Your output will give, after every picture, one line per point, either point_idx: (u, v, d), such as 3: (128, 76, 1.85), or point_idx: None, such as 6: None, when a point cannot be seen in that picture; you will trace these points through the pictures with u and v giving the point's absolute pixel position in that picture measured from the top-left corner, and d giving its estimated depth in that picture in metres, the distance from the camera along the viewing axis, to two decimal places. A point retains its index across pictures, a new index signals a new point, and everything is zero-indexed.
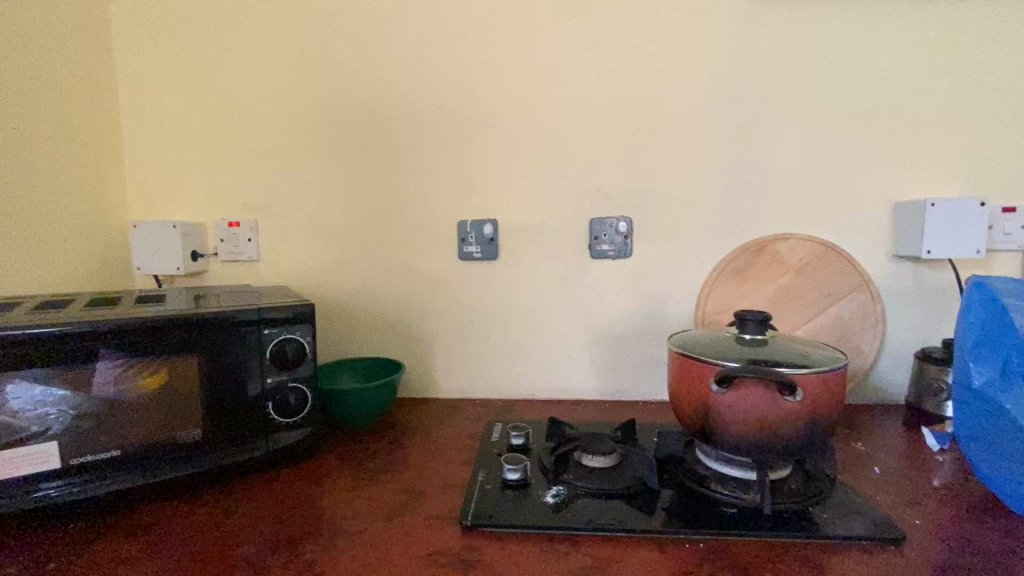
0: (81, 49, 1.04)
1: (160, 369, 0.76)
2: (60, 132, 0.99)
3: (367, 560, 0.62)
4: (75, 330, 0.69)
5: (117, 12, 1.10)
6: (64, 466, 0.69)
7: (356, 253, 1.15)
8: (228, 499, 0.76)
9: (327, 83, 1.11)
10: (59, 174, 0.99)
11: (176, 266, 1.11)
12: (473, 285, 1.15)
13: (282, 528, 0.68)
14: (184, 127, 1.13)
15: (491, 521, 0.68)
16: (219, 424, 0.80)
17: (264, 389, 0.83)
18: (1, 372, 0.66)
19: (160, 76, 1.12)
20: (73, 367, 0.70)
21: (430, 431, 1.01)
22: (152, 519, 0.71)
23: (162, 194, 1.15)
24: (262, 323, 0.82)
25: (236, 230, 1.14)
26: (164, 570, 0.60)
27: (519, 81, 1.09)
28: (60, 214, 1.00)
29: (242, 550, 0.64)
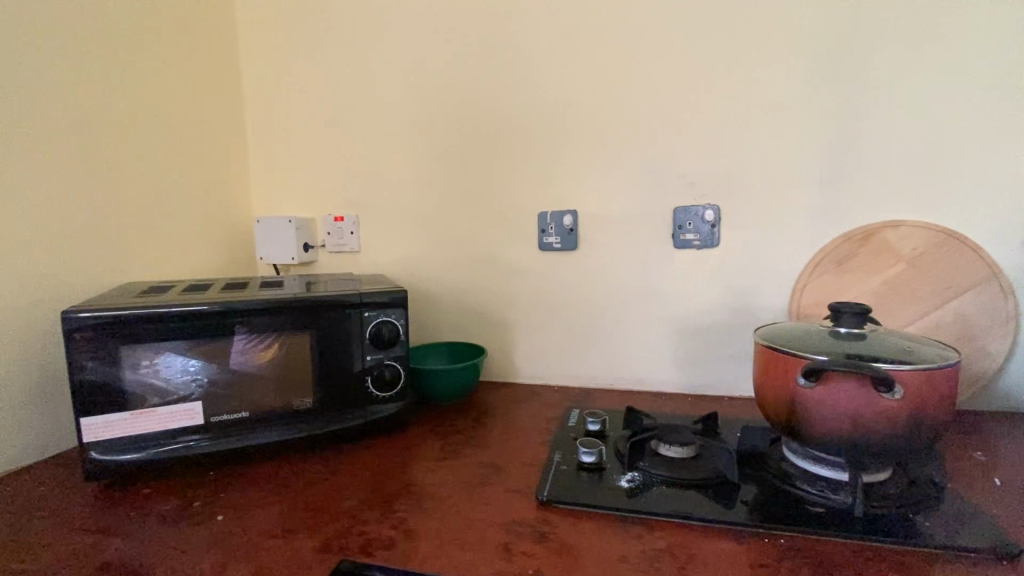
0: (219, 71, 1.21)
1: (278, 345, 0.88)
2: (201, 140, 1.16)
3: (451, 522, 0.68)
4: (215, 309, 0.82)
5: (244, 36, 1.27)
6: (206, 423, 0.82)
7: (443, 244, 1.23)
8: (333, 460, 0.86)
9: (419, 84, 1.19)
10: (202, 177, 1.16)
11: (291, 255, 1.25)
12: (553, 274, 1.18)
13: (378, 488, 0.76)
14: (297, 133, 1.27)
15: (565, 499, 0.72)
16: (326, 394, 0.90)
17: (364, 365, 0.92)
18: (159, 343, 0.80)
19: (278, 90, 1.27)
20: (213, 340, 0.83)
21: (510, 413, 1.06)
22: (272, 473, 0.82)
23: (280, 193, 1.30)
24: (363, 306, 0.91)
25: (340, 224, 1.27)
26: (283, 514, 0.70)
27: (600, 71, 1.10)
28: (202, 211, 1.17)
29: (345, 503, 0.72)
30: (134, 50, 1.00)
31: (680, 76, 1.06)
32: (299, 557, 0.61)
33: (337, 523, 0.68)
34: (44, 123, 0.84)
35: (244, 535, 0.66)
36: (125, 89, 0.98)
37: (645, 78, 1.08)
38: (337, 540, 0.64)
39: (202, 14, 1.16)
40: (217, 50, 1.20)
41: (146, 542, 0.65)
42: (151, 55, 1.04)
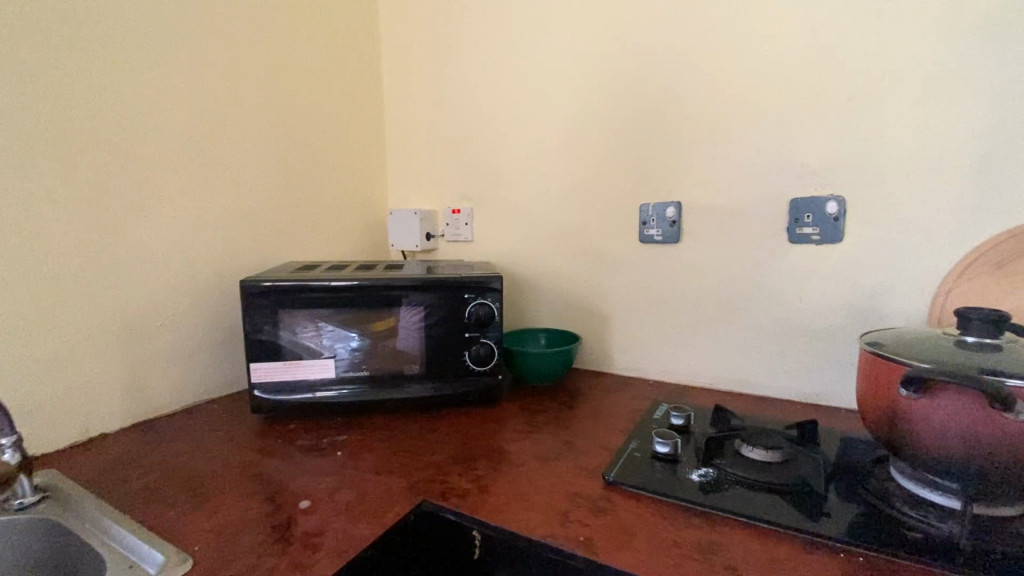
0: (364, 82, 1.41)
1: (393, 318, 1.02)
2: (349, 144, 1.37)
3: (519, 485, 0.75)
4: (346, 285, 0.98)
5: (385, 50, 1.45)
6: (336, 378, 0.99)
7: (547, 235, 1.29)
8: (432, 421, 0.98)
9: (530, 83, 1.25)
10: (348, 174, 1.37)
11: (415, 244, 1.41)
12: (654, 267, 1.17)
13: (464, 448, 0.86)
14: (424, 133, 1.42)
15: (630, 482, 0.74)
16: (430, 364, 1.02)
17: (463, 342, 1.03)
18: (305, 309, 0.98)
19: (409, 95, 1.43)
20: (344, 311, 1.00)
21: (599, 400, 1.08)
22: (382, 425, 0.97)
23: (408, 187, 1.47)
24: (464, 289, 1.02)
25: (457, 216, 1.40)
26: (385, 456, 0.84)
27: (712, 57, 1.05)
28: (348, 203, 1.38)
29: (435, 456, 0.83)
30: (298, 71, 1.22)
31: (805, 56, 0.97)
32: (391, 492, 0.73)
33: (425, 470, 0.79)
34: (234, 135, 1.08)
35: (354, 468, 0.80)
36: (290, 104, 1.20)
37: (762, 61, 1.01)
38: (421, 485, 0.75)
39: (352, 33, 1.36)
40: (364, 65, 1.40)
41: (286, 461, 0.83)
42: (310, 74, 1.25)
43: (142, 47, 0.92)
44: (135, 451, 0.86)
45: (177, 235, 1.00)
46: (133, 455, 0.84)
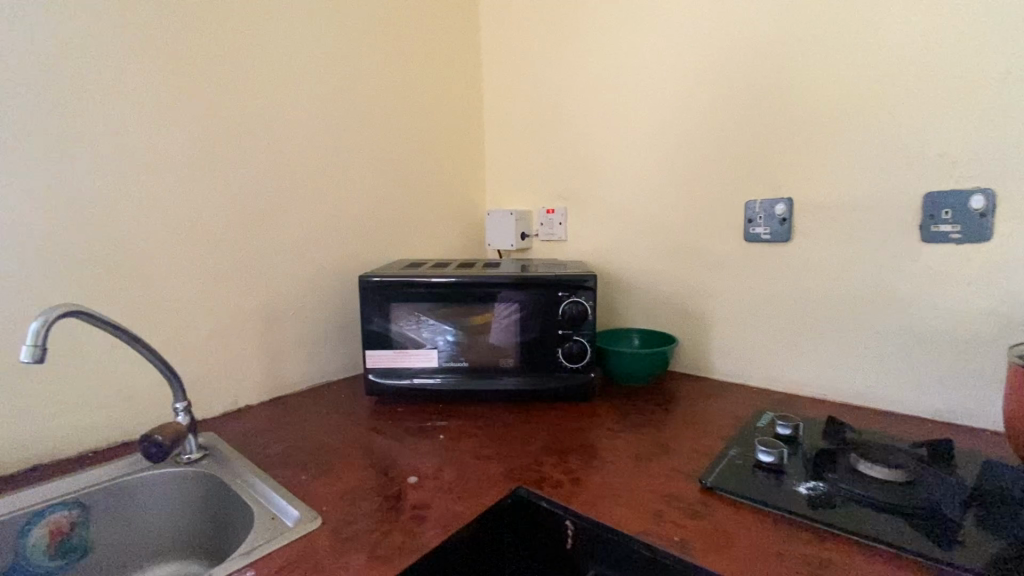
0: (465, 88, 1.46)
1: (489, 313, 1.06)
2: (450, 147, 1.43)
3: (612, 482, 0.75)
4: (446, 281, 1.04)
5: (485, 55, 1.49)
6: (438, 367, 1.06)
7: (643, 234, 1.26)
8: (525, 414, 1.01)
9: (630, 79, 1.23)
10: (449, 177, 1.44)
11: (510, 243, 1.44)
12: (760, 267, 1.10)
13: (557, 441, 0.89)
14: (520, 134, 1.45)
15: (730, 488, 0.71)
16: (523, 359, 1.05)
17: (556, 339, 1.04)
18: (411, 303, 1.06)
19: (507, 98, 1.46)
20: (445, 305, 1.06)
21: (696, 404, 1.05)
22: (479, 414, 1.02)
23: (504, 188, 1.50)
24: (558, 286, 1.03)
25: (551, 216, 1.40)
26: (483, 442, 0.88)
27: (841, 35, 0.96)
28: (450, 204, 1.44)
29: (530, 446, 0.87)
30: (406, 81, 1.30)
31: (950, 32, 0.86)
32: (488, 476, 0.77)
33: (520, 458, 0.82)
34: (351, 145, 1.19)
35: (455, 451, 0.86)
36: (399, 113, 1.29)
37: (897, 40, 0.91)
38: (517, 472, 0.78)
39: (455, 42, 1.42)
40: (465, 71, 1.46)
41: (395, 440, 0.91)
42: (417, 83, 1.33)
43: (276, 73, 1.05)
44: (272, 423, 0.99)
45: (304, 236, 1.12)
46: (271, 426, 0.97)
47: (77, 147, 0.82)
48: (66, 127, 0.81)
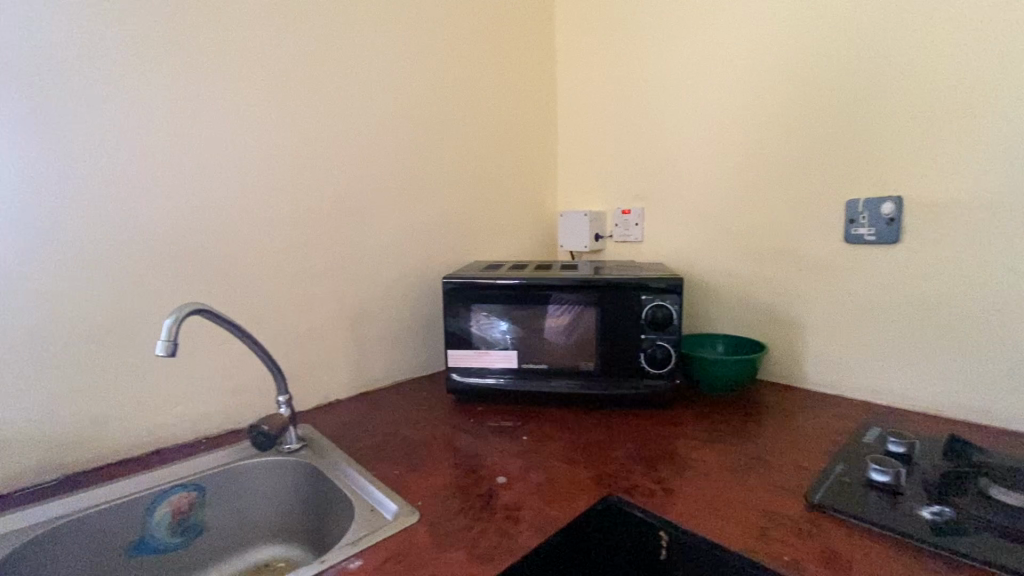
0: (540, 88, 1.45)
1: (569, 316, 1.05)
2: (524, 148, 1.43)
3: (707, 494, 0.73)
4: (527, 283, 1.04)
5: (560, 54, 1.48)
6: (517, 368, 1.06)
7: (728, 235, 1.21)
8: (607, 419, 1.00)
9: (716, 74, 1.18)
10: (523, 178, 1.43)
11: (584, 245, 1.42)
12: (862, 271, 1.03)
13: (644, 448, 0.87)
14: (596, 134, 1.42)
15: (840, 508, 0.67)
16: (604, 363, 1.03)
17: (639, 344, 1.02)
18: (491, 304, 1.06)
19: (583, 97, 1.44)
20: (525, 306, 1.06)
21: (790, 416, 0.99)
22: (560, 417, 1.01)
23: (577, 189, 1.48)
24: (642, 290, 1.01)
25: (627, 217, 1.37)
26: (568, 446, 0.88)
27: (968, 16, 0.87)
28: (524, 205, 1.44)
29: (617, 452, 0.85)
30: (485, 84, 1.31)
31: None
32: (577, 481, 0.77)
33: (608, 464, 0.81)
34: (432, 149, 1.22)
35: (540, 454, 0.86)
36: (477, 116, 1.31)
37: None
38: (607, 479, 0.77)
39: (531, 42, 1.42)
40: (540, 71, 1.45)
41: (480, 440, 0.92)
42: (494, 85, 1.34)
43: (365, 81, 1.09)
44: (360, 418, 1.03)
45: (388, 238, 1.16)
46: (360, 421, 1.01)
47: (194, 156, 0.89)
48: (183, 138, 0.88)
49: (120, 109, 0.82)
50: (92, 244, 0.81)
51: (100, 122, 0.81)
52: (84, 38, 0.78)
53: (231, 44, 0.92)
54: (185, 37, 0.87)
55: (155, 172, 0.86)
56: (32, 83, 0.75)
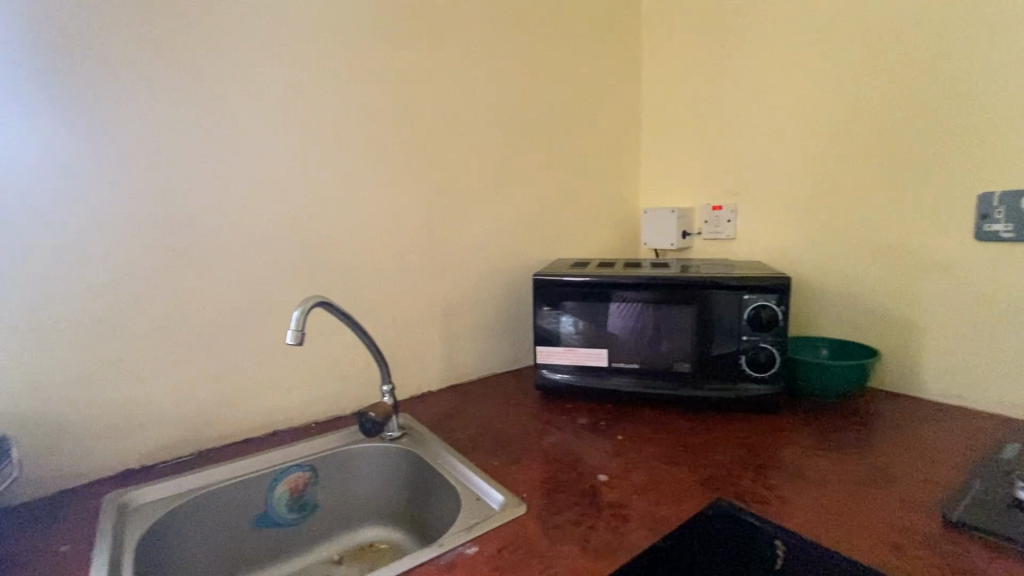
0: (623, 78, 1.39)
1: (664, 315, 1.03)
2: (607, 142, 1.38)
3: (825, 505, 0.69)
4: (621, 281, 1.03)
5: (647, 42, 1.41)
6: (609, 367, 1.05)
7: (834, 233, 1.13)
8: (705, 421, 0.97)
9: (824, 60, 1.10)
10: (607, 173, 1.39)
11: (670, 242, 1.37)
12: (993, 271, 0.94)
13: (748, 454, 0.84)
14: (684, 125, 1.35)
15: (985, 529, 0.61)
16: (701, 364, 1.00)
17: (739, 345, 0.98)
18: (583, 302, 1.06)
19: (669, 86, 1.37)
20: (617, 305, 1.04)
21: (909, 427, 0.92)
22: (654, 417, 1.00)
23: (662, 184, 1.42)
24: (744, 289, 0.97)
25: (718, 213, 1.31)
26: (667, 447, 0.86)
27: None
28: (607, 202, 1.40)
29: (719, 456, 0.83)
30: (571, 79, 1.29)
31: None
32: (682, 483, 0.75)
33: (711, 468, 0.79)
34: (519, 146, 1.22)
35: (639, 453, 0.85)
36: (562, 110, 1.28)
37: None
38: (713, 483, 0.75)
39: (615, 32, 1.36)
40: (624, 60, 1.39)
41: (575, 436, 0.92)
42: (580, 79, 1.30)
43: (457, 81, 1.11)
44: (454, 410, 1.06)
45: (477, 235, 1.18)
46: (454, 414, 1.04)
47: (300, 157, 0.94)
48: (293, 140, 0.93)
49: (237, 113, 0.88)
50: (216, 237, 0.88)
51: (221, 126, 0.87)
52: (208, 45, 0.85)
53: (335, 47, 0.96)
54: (294, 42, 0.92)
55: (270, 171, 0.92)
56: (167, 90, 0.82)
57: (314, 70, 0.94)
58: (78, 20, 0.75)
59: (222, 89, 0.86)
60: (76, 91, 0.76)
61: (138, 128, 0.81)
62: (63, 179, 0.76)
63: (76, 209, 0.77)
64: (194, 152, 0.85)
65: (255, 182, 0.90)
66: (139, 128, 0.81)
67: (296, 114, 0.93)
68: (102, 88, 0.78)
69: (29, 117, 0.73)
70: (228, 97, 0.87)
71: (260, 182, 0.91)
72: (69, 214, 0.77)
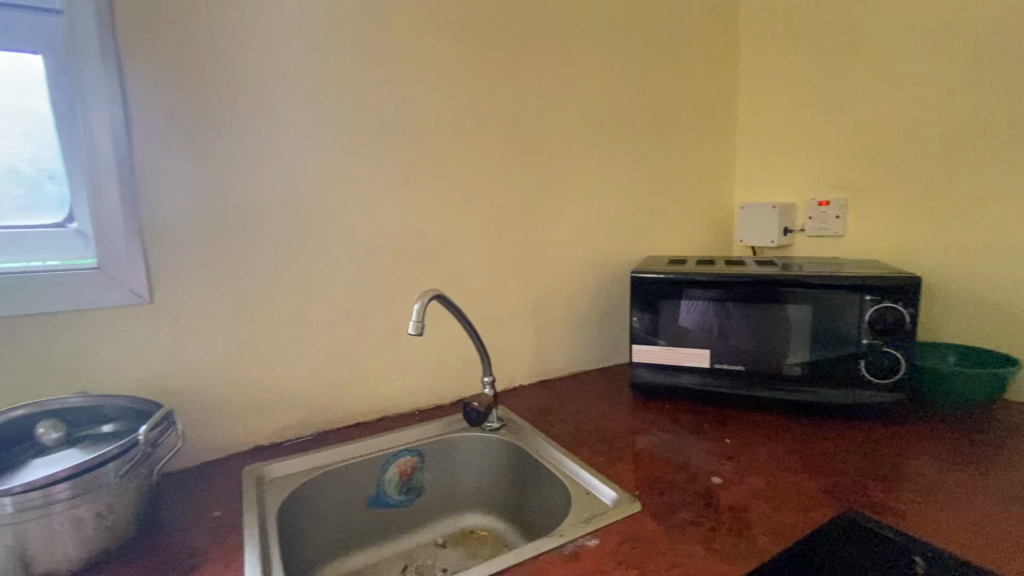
0: (719, 67, 1.33)
1: (773, 315, 0.98)
2: (701, 134, 1.32)
3: (973, 524, 0.64)
4: (727, 279, 0.99)
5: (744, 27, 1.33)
6: (710, 367, 1.02)
7: (964, 230, 1.04)
8: (817, 428, 0.93)
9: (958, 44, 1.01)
10: (700, 167, 1.34)
11: (771, 239, 1.30)
12: None
13: (873, 463, 0.79)
14: (785, 115, 1.28)
15: None
16: (813, 368, 0.96)
17: (858, 349, 0.93)
18: (685, 300, 1.03)
19: (769, 74, 1.30)
20: (722, 303, 1.00)
21: None
22: (760, 421, 0.96)
23: (759, 177, 1.35)
24: (866, 290, 0.91)
25: (826, 208, 1.22)
26: (780, 452, 0.83)
27: None
28: (699, 196, 1.35)
29: (840, 465, 0.79)
30: (666, 70, 1.25)
31: None
32: (805, 490, 0.72)
33: (834, 476, 0.76)
34: (613, 141, 1.20)
35: (751, 457, 0.82)
36: (656, 103, 1.25)
37: None
38: (839, 492, 0.71)
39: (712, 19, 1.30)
40: (720, 48, 1.32)
41: (678, 437, 0.91)
42: (675, 70, 1.26)
43: (553, 77, 1.11)
44: (548, 405, 1.07)
45: (570, 232, 1.18)
46: (550, 408, 1.05)
47: (408, 155, 0.98)
48: (402, 139, 0.97)
49: (355, 114, 0.93)
50: (334, 234, 0.94)
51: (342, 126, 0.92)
52: (329, 50, 0.90)
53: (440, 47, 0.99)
54: (405, 44, 0.95)
55: (381, 170, 0.96)
56: (296, 93, 0.88)
57: (421, 72, 0.97)
58: (219, 30, 0.82)
59: (340, 93, 0.91)
60: (217, 99, 0.82)
61: (269, 132, 0.87)
62: (209, 179, 0.83)
63: (218, 208, 0.84)
64: (315, 154, 0.90)
65: (367, 181, 0.95)
66: (270, 133, 0.87)
67: (403, 114, 0.97)
68: (240, 96, 0.84)
69: (180, 125, 0.80)
70: (345, 101, 0.92)
71: (371, 181, 0.95)
72: (213, 211, 0.84)
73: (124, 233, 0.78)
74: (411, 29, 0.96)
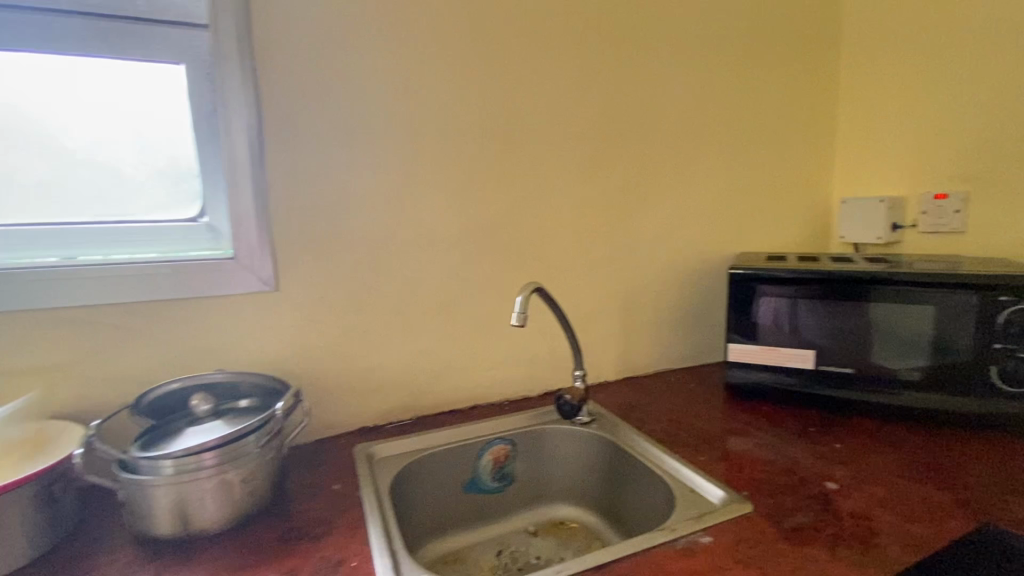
0: (820, 53, 1.25)
1: (888, 316, 0.92)
2: (799, 125, 1.26)
3: None
4: (836, 277, 0.94)
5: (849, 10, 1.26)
6: (814, 369, 0.97)
7: None
8: (938, 437, 0.86)
9: None
10: (797, 159, 1.27)
11: (878, 236, 1.22)
12: None
13: (1011, 477, 0.73)
14: (895, 102, 1.19)
15: None
16: (934, 373, 0.89)
17: (989, 354, 0.85)
18: (787, 298, 0.98)
19: (878, 59, 1.21)
20: (829, 302, 0.95)
21: None
22: (872, 428, 0.91)
23: (862, 170, 1.26)
24: (1001, 290, 0.84)
25: (943, 203, 1.12)
26: (899, 461, 0.79)
27: None
28: (795, 191, 1.29)
29: (972, 477, 0.73)
30: (762, 59, 1.20)
31: None
32: (934, 501, 0.68)
33: (966, 489, 0.70)
34: (705, 134, 1.17)
35: (866, 464, 0.78)
36: (751, 94, 1.20)
37: None
38: (975, 505, 0.66)
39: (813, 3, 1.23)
40: (821, 33, 1.25)
41: (782, 439, 0.88)
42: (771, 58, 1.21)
43: (645, 70, 1.09)
44: (638, 402, 1.06)
45: (659, 227, 1.16)
46: (639, 405, 1.04)
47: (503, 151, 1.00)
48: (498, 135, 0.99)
49: (454, 111, 0.96)
50: (435, 228, 0.97)
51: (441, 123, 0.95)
52: (432, 50, 0.93)
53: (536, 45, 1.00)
54: (502, 43, 0.97)
55: (478, 166, 0.99)
56: (400, 92, 0.92)
57: (517, 68, 0.99)
58: (334, 35, 0.87)
59: (441, 92, 0.94)
60: (333, 100, 0.88)
61: (377, 130, 0.91)
62: (325, 177, 0.89)
63: (331, 203, 0.90)
64: (419, 151, 0.94)
65: (465, 177, 0.98)
66: (378, 131, 0.91)
67: (497, 110, 0.99)
68: (353, 97, 0.89)
69: (301, 125, 0.86)
70: (445, 99, 0.95)
71: (468, 177, 0.98)
72: (327, 207, 0.90)
73: (252, 225, 0.85)
74: (508, 27, 0.97)
